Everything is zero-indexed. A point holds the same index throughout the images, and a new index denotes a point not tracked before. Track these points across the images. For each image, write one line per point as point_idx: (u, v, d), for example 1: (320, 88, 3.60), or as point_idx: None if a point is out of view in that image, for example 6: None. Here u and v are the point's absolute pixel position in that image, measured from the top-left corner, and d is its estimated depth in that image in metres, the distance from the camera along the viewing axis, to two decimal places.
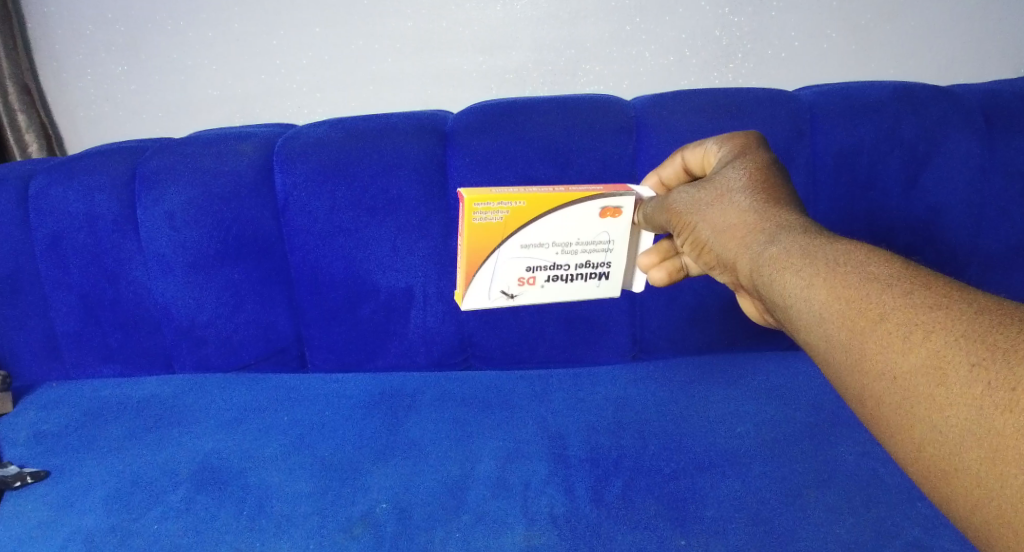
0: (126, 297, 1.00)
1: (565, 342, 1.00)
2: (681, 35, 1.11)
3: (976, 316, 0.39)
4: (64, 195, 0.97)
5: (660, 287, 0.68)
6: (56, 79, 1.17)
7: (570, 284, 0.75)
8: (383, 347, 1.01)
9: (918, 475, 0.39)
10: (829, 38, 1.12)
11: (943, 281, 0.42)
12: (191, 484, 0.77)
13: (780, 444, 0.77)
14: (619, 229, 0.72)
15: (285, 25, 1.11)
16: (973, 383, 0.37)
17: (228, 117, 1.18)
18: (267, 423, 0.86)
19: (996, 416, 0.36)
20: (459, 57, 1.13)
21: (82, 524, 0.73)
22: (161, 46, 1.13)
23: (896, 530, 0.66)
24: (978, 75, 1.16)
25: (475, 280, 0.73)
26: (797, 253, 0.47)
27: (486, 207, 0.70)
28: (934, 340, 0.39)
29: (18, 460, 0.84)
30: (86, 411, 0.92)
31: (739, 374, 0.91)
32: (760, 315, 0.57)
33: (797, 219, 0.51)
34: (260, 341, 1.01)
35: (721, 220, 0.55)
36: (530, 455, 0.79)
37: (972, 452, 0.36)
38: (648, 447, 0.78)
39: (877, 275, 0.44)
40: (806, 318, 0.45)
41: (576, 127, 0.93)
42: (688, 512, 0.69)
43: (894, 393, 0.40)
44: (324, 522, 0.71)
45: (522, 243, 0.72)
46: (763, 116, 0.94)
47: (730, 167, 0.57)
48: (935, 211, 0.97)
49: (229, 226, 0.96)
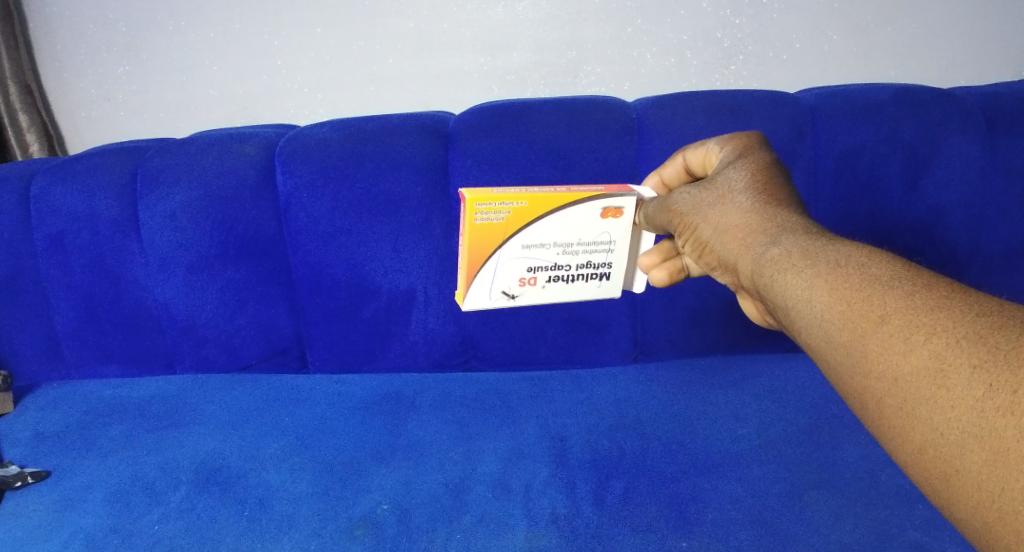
0: (127, 298, 1.00)
1: (565, 343, 1.00)
2: (681, 36, 1.11)
3: (978, 318, 0.39)
4: (65, 195, 0.97)
5: (661, 287, 0.68)
6: (58, 79, 1.17)
7: (571, 285, 0.75)
8: (383, 348, 1.01)
9: (920, 476, 0.39)
10: (829, 40, 1.12)
11: (945, 282, 0.42)
12: (191, 485, 0.77)
13: (781, 445, 0.77)
14: (620, 229, 0.71)
15: (285, 25, 1.11)
16: (974, 385, 0.37)
17: (228, 117, 1.18)
18: (267, 424, 0.86)
19: (997, 418, 0.35)
20: (460, 57, 1.13)
21: (82, 524, 0.73)
22: (161, 46, 1.13)
23: (897, 532, 0.65)
24: (979, 76, 1.16)
25: (475, 281, 0.73)
26: (798, 255, 0.47)
27: (488, 207, 0.69)
28: (935, 342, 0.39)
29: (18, 460, 0.84)
30: (87, 411, 0.92)
31: (739, 375, 0.91)
32: (761, 316, 0.57)
33: (798, 220, 0.51)
34: (260, 341, 1.01)
35: (722, 221, 0.55)
36: (530, 456, 0.78)
37: (973, 454, 0.36)
38: (649, 449, 0.78)
39: (878, 276, 0.44)
40: (807, 320, 0.45)
41: (577, 128, 0.94)
42: (689, 514, 0.69)
43: (895, 395, 0.40)
44: (324, 523, 0.71)
45: (523, 244, 0.72)
46: (763, 117, 0.94)
47: (731, 167, 0.57)
48: (936, 212, 0.97)
49: (229, 227, 0.96)
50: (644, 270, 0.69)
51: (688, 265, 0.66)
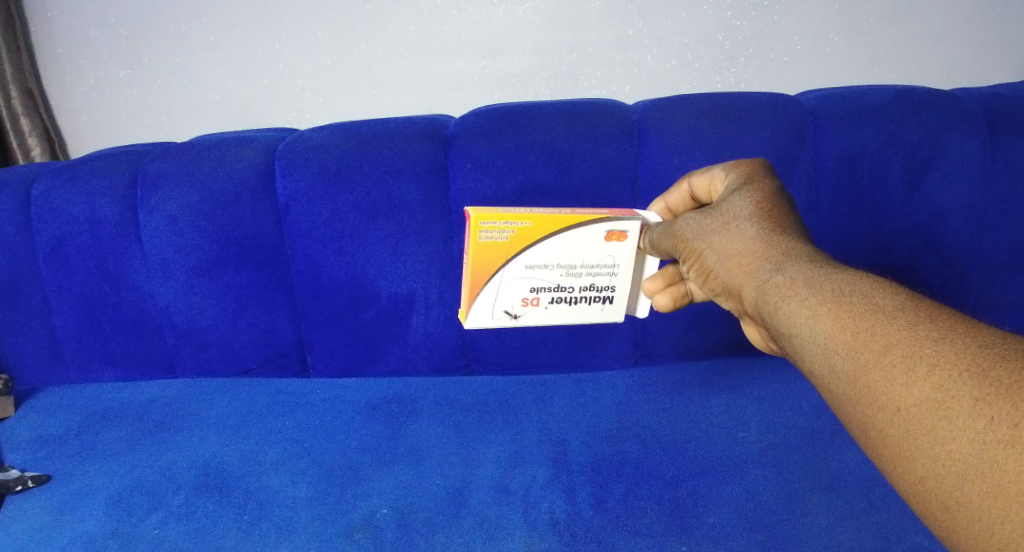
0: (127, 301, 1.00)
1: (566, 347, 1.00)
2: (683, 39, 1.11)
3: (980, 350, 0.39)
4: (66, 199, 0.97)
5: (664, 313, 0.68)
6: (60, 83, 1.17)
7: (574, 307, 0.75)
8: (384, 351, 1.01)
9: (920, 505, 0.40)
10: (831, 42, 1.12)
11: (949, 314, 0.43)
12: (191, 489, 0.77)
13: (781, 450, 0.77)
14: (623, 252, 0.72)
15: (287, 30, 1.11)
16: (977, 417, 0.37)
17: (230, 120, 1.18)
18: (268, 428, 0.86)
19: (998, 451, 0.36)
20: (461, 62, 1.12)
21: (82, 528, 0.74)
22: (162, 49, 1.13)
23: (898, 536, 0.66)
24: (982, 78, 1.15)
25: (479, 299, 0.73)
26: (802, 282, 0.48)
27: (492, 226, 0.70)
28: (938, 375, 0.39)
29: (19, 464, 0.84)
30: (88, 415, 0.92)
31: (739, 379, 0.91)
32: (764, 342, 0.57)
33: (803, 248, 0.51)
34: (261, 345, 1.01)
35: (727, 247, 0.55)
36: (531, 460, 0.79)
37: (975, 486, 0.36)
38: (649, 452, 0.78)
39: (882, 307, 0.44)
40: (810, 348, 0.46)
41: (577, 132, 0.93)
42: (689, 518, 0.69)
43: (896, 425, 0.40)
44: (326, 528, 0.71)
45: (526, 263, 0.71)
46: (765, 120, 0.94)
47: (737, 194, 0.57)
48: (937, 215, 0.96)
49: (230, 231, 0.96)
50: (647, 294, 0.69)
51: (691, 290, 0.66)
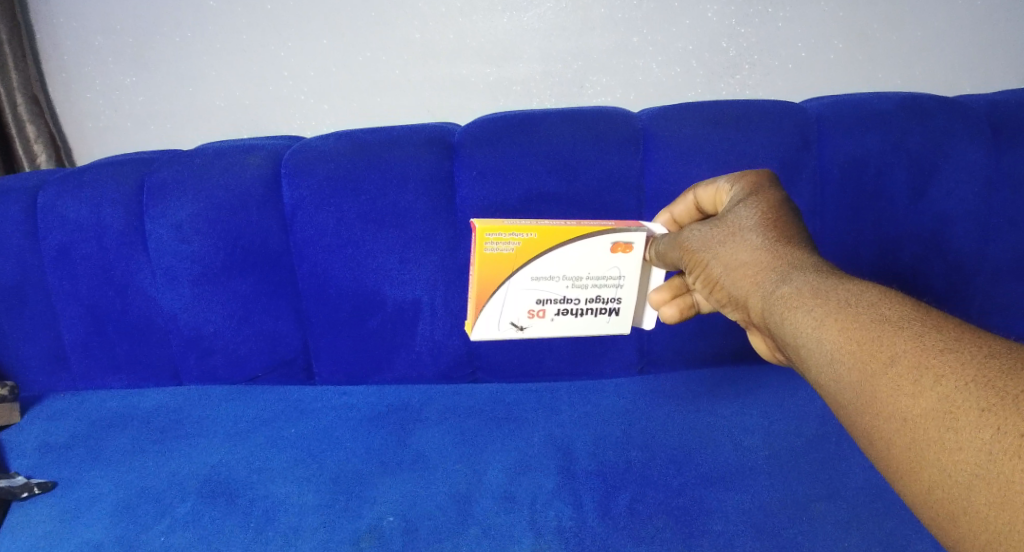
0: (134, 309, 1.01)
1: (571, 355, 1.00)
2: (687, 46, 1.11)
3: (986, 361, 0.39)
4: (73, 207, 0.97)
5: (671, 324, 0.68)
6: (65, 89, 1.18)
7: (580, 319, 0.75)
8: (390, 358, 1.01)
9: (928, 516, 0.39)
10: (835, 48, 1.12)
11: (955, 325, 0.43)
12: (197, 497, 0.77)
13: (788, 458, 0.77)
14: (630, 264, 0.72)
15: (293, 37, 1.11)
16: (983, 428, 0.37)
17: (235, 128, 1.19)
18: (275, 435, 0.86)
19: (1004, 461, 0.36)
20: (466, 68, 1.13)
21: (89, 536, 0.74)
22: (168, 56, 1.14)
23: (905, 543, 0.66)
24: (986, 83, 1.15)
25: (485, 309, 0.73)
26: (808, 292, 0.48)
27: (498, 238, 0.70)
28: (944, 386, 0.39)
29: (25, 471, 0.84)
30: (94, 423, 0.92)
31: (745, 387, 0.91)
32: (771, 353, 0.57)
33: (809, 259, 0.51)
34: (267, 352, 1.01)
35: (732, 258, 0.55)
36: (538, 467, 0.78)
37: (981, 496, 0.36)
38: (655, 460, 0.78)
39: (888, 318, 0.44)
40: (817, 359, 0.46)
41: (582, 140, 0.93)
42: (696, 526, 0.69)
43: (903, 436, 0.40)
44: (332, 536, 0.71)
45: (532, 274, 0.72)
46: (770, 128, 0.94)
47: (742, 204, 0.57)
48: (942, 222, 0.96)
49: (236, 238, 0.97)
50: (654, 306, 0.69)
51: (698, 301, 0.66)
